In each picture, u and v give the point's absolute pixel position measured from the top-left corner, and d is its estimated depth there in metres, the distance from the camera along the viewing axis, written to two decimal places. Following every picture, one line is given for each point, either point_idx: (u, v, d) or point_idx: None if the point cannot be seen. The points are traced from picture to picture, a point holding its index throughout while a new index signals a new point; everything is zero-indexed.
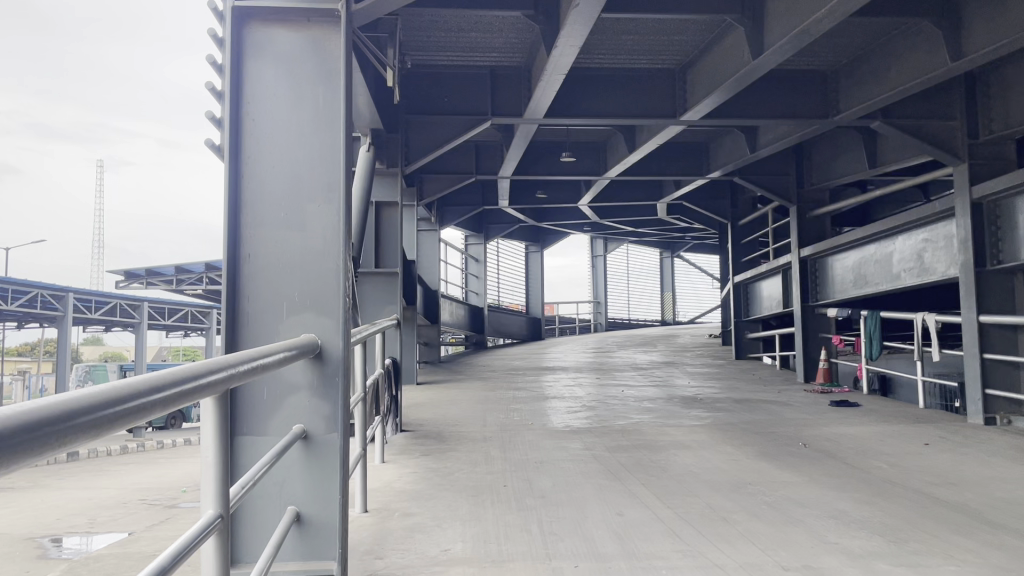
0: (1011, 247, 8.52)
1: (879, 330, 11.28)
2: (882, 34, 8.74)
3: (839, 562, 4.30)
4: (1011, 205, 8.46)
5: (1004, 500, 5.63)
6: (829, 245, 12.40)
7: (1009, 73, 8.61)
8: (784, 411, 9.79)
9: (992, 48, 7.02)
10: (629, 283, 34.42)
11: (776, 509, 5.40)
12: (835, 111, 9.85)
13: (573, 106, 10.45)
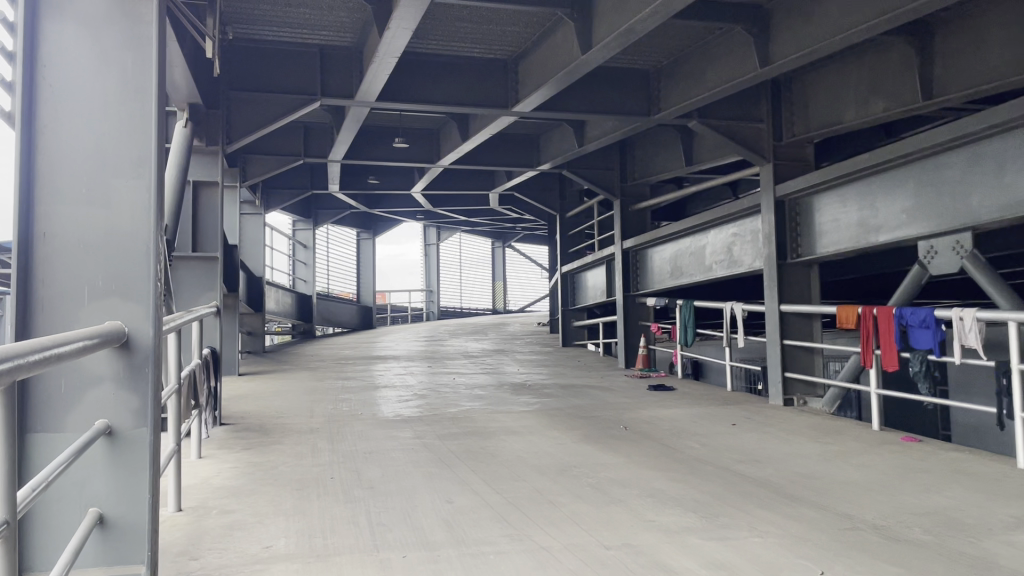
0: (808, 241, 9.36)
1: (694, 318, 11.96)
2: (699, 39, 9.26)
3: (656, 539, 4.51)
4: (809, 204, 9.29)
5: (801, 474, 6.15)
6: (649, 237, 13.00)
7: (807, 82, 9.40)
8: (606, 396, 10.18)
9: (796, 57, 7.59)
10: (461, 273, 34.53)
11: (598, 490, 5.60)
12: (657, 109, 10.34)
13: (406, 91, 10.28)
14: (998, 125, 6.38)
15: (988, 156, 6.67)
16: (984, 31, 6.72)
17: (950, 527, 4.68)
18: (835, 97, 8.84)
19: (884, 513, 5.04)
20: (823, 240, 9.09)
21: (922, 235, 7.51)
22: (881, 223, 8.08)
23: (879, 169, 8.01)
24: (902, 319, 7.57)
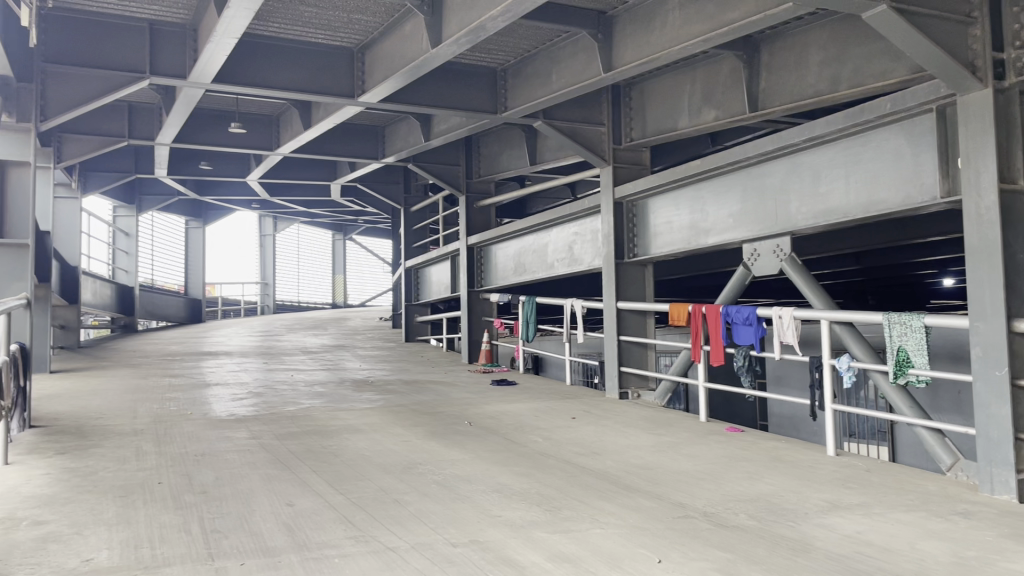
0: (644, 242, 9.79)
1: (535, 314, 12.21)
2: (546, 40, 9.43)
3: (503, 534, 4.54)
4: (645, 206, 9.72)
5: (637, 466, 6.40)
6: (493, 233, 13.13)
7: (643, 89, 9.79)
8: (450, 391, 10.18)
9: (637, 64, 7.90)
10: (298, 265, 33.41)
11: (444, 487, 5.57)
12: (503, 108, 10.44)
13: (246, 74, 9.79)
14: (812, 138, 6.94)
15: (805, 167, 7.22)
16: (805, 50, 7.25)
17: (770, 512, 5.03)
18: (670, 105, 9.27)
19: (713, 501, 5.34)
20: (657, 240, 9.54)
21: (746, 238, 8.04)
22: (710, 226, 8.58)
23: (709, 175, 8.49)
24: (728, 317, 8.07)
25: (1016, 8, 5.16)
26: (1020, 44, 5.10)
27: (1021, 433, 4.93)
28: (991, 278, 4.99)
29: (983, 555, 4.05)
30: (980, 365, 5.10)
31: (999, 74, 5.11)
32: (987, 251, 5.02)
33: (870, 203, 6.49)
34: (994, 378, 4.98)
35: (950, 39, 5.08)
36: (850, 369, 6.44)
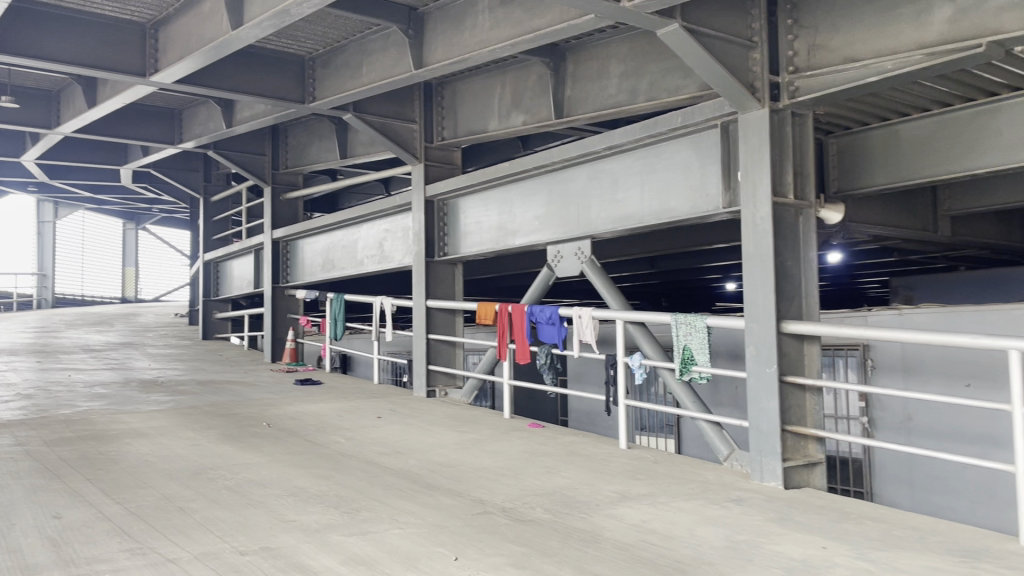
0: (454, 241, 9.86)
1: (344, 312, 11.93)
2: (356, 32, 9.23)
3: (296, 539, 4.37)
4: (456, 205, 9.80)
5: (440, 464, 6.41)
6: (301, 228, 12.70)
7: (455, 88, 9.81)
8: (249, 391, 9.72)
9: (447, 63, 7.92)
10: (83, 256, 30.68)
11: (235, 493, 5.29)
12: (311, 98, 10.11)
13: (19, 42, 8.82)
14: (612, 147, 7.27)
15: (605, 174, 7.54)
16: (608, 60, 7.56)
17: (566, 505, 5.19)
18: (480, 107, 9.38)
19: (511, 496, 5.44)
20: (466, 240, 9.64)
21: (550, 241, 8.30)
22: (517, 227, 8.76)
23: (517, 178, 8.68)
24: (532, 316, 8.26)
25: (790, 36, 5.63)
26: (792, 70, 5.57)
27: (786, 424, 5.41)
28: (764, 282, 5.43)
29: (753, 538, 4.40)
30: (753, 363, 5.53)
31: (774, 96, 5.57)
32: (761, 258, 5.46)
33: (663, 211, 6.88)
34: (764, 375, 5.42)
35: (733, 60, 5.45)
36: (642, 366, 6.79)
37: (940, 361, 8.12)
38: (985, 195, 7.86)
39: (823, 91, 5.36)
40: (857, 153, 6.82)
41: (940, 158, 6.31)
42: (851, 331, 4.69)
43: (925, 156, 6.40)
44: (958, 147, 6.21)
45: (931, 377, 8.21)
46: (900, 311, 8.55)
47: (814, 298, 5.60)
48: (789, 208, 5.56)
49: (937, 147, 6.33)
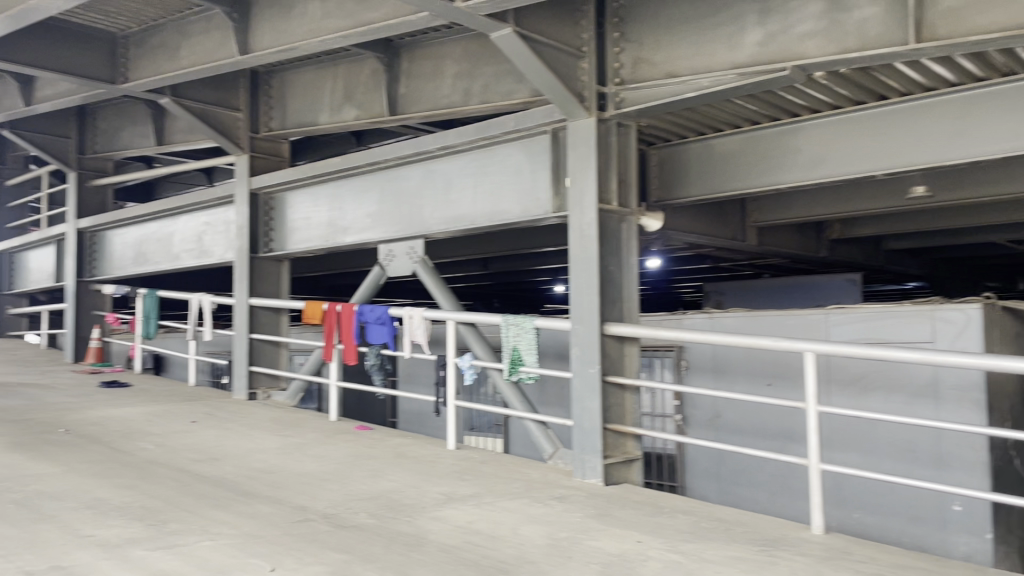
0: (280, 236, 9.48)
1: (158, 309, 11.16)
2: (176, 11, 8.66)
3: (92, 557, 4.01)
4: (283, 200, 9.43)
5: (259, 470, 6.12)
6: (110, 218, 11.78)
7: (284, 78, 9.43)
8: (45, 395, 8.88)
9: (274, 51, 7.60)
10: None
11: (23, 507, 4.79)
12: (124, 79, 9.39)
13: None
14: (446, 147, 7.25)
15: (438, 174, 7.51)
16: (442, 60, 7.52)
17: (390, 509, 5.10)
18: (311, 99, 9.07)
19: (334, 502, 5.27)
20: (293, 236, 9.30)
21: (380, 239, 8.16)
22: (347, 224, 8.55)
23: (348, 173, 8.47)
24: (361, 316, 8.08)
25: (616, 49, 5.81)
26: (618, 81, 5.76)
27: (607, 423, 5.58)
28: (590, 285, 5.59)
29: (574, 535, 4.50)
30: (577, 363, 5.68)
31: (602, 106, 5.75)
32: (587, 262, 5.62)
33: (494, 213, 6.94)
34: (587, 375, 5.58)
35: (563, 68, 5.56)
36: (471, 367, 6.81)
37: (745, 362, 8.72)
38: (786, 208, 8.52)
39: (646, 104, 5.59)
40: (675, 164, 7.19)
41: (748, 172, 6.76)
42: (668, 334, 4.91)
43: (735, 170, 6.84)
44: (761, 163, 6.69)
45: (737, 377, 8.80)
46: (712, 314, 9.10)
47: (634, 301, 5.83)
48: (613, 215, 5.76)
49: (745, 162, 6.78)
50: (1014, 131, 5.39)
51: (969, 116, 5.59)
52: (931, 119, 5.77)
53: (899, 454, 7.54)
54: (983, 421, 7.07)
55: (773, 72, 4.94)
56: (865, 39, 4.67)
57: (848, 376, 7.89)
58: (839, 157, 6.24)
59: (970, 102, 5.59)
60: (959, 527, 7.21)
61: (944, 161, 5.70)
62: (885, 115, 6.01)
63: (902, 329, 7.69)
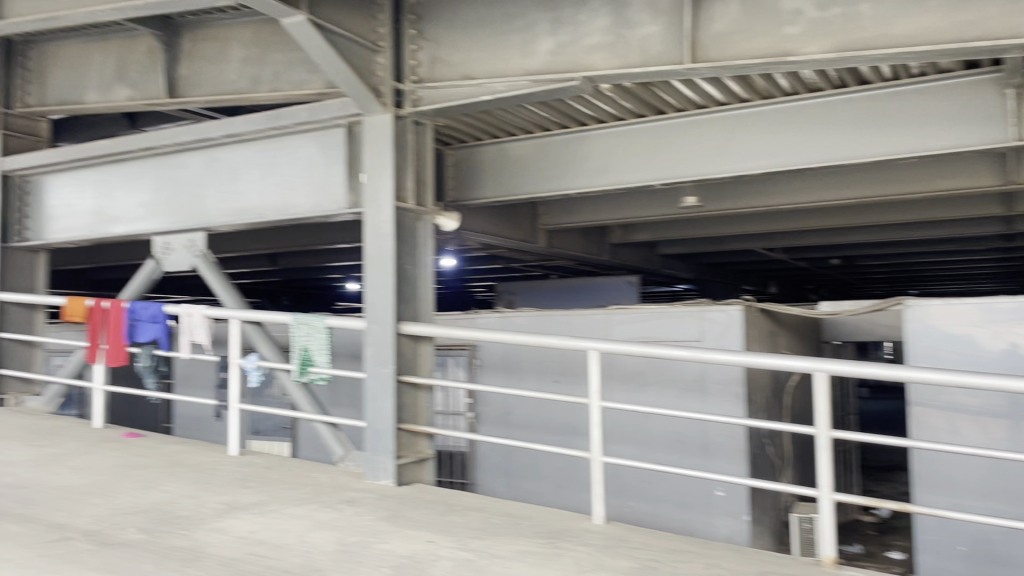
0: (36, 225, 8.52)
1: None
2: None
3: None
4: (40, 184, 8.47)
5: (6, 485, 5.43)
6: None
7: (43, 49, 8.47)
8: None
9: (31, 18, 6.81)
10: None
11: None
12: None
13: None
14: (232, 135, 6.86)
15: (223, 164, 7.07)
16: (227, 44, 7.08)
17: (164, 522, 4.71)
18: (76, 74, 8.22)
19: (96, 518, 4.78)
20: (52, 225, 8.39)
21: (157, 231, 7.57)
22: (116, 214, 7.84)
23: (120, 159, 7.77)
24: (132, 314, 7.43)
25: (413, 46, 5.76)
26: (415, 79, 5.71)
27: (400, 423, 5.50)
28: (384, 284, 5.48)
29: (364, 539, 4.40)
30: (371, 363, 5.55)
31: (398, 102, 5.68)
32: (381, 260, 5.52)
33: (284, 206, 6.66)
34: (380, 375, 5.46)
35: (359, 61, 5.43)
36: (258, 369, 6.49)
37: (534, 360, 9.02)
38: (574, 212, 8.90)
39: (442, 103, 5.58)
40: (468, 166, 7.30)
41: (539, 176, 6.97)
42: (462, 333, 4.92)
43: (528, 173, 7.03)
44: (553, 168, 6.92)
45: (526, 375, 9.06)
46: (503, 314, 9.30)
47: (428, 300, 5.79)
48: (409, 213, 5.69)
49: (537, 166, 6.99)
50: (772, 149, 5.98)
51: (735, 134, 6.13)
52: (703, 135, 6.25)
53: (671, 445, 8.13)
54: (741, 412, 7.78)
55: (564, 81, 5.13)
56: (648, 55, 4.97)
57: (627, 372, 8.39)
58: (623, 166, 6.61)
59: (737, 121, 6.13)
60: (719, 510, 7.89)
61: (714, 174, 6.21)
62: (663, 128, 6.43)
63: (674, 328, 8.28)
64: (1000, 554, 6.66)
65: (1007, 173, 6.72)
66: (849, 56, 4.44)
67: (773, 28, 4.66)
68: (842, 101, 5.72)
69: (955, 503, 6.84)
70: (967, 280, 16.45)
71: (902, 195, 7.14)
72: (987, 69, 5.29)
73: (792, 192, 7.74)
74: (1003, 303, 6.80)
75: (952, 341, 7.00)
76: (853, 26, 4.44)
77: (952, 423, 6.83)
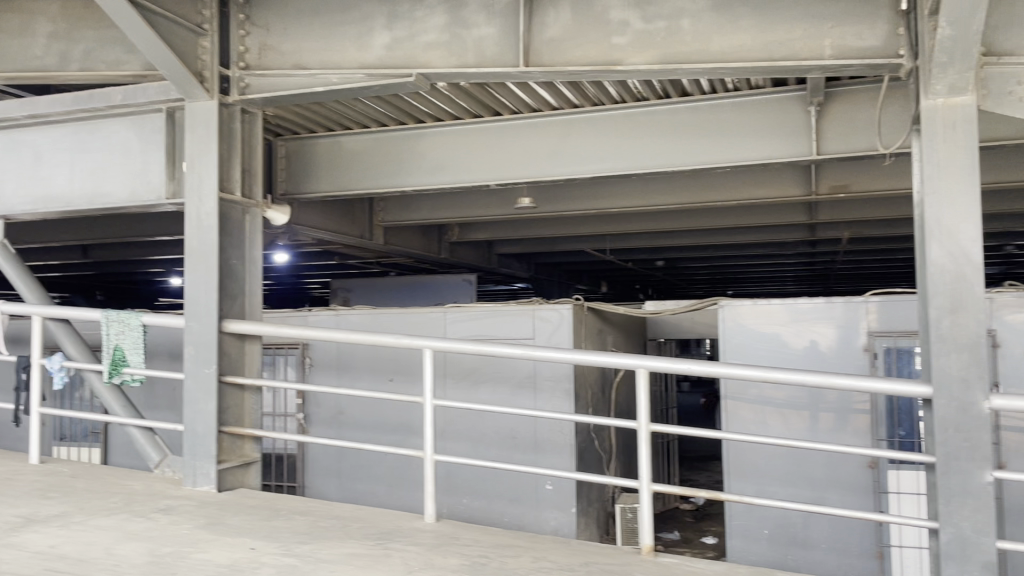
0: None
1: None
2: None
3: None
4: None
5: None
6: None
7: None
8: None
9: None
10: None
11: None
12: None
13: None
14: (35, 115, 6.27)
15: (25, 146, 6.46)
16: (30, 18, 6.25)
17: None
18: None
19: None
20: None
21: None
22: None
23: None
24: None
25: (241, 32, 5.51)
26: (243, 66, 5.46)
27: (223, 426, 5.20)
28: (206, 280, 5.18)
29: (180, 550, 4.14)
30: (190, 363, 5.20)
31: (224, 89, 5.40)
32: (204, 255, 5.22)
33: (96, 195, 6.18)
34: (203, 376, 5.13)
35: (181, 43, 5.11)
36: (62, 371, 5.96)
37: (368, 359, 8.90)
38: (411, 210, 8.84)
39: (272, 93, 5.37)
40: (301, 159, 7.08)
41: (375, 171, 6.87)
42: (291, 331, 4.70)
43: (363, 169, 6.90)
44: (389, 164, 6.84)
45: (360, 374, 8.94)
46: (337, 312, 9.10)
47: (257, 298, 5.55)
48: (236, 205, 5.42)
49: (373, 162, 6.88)
50: (601, 154, 6.20)
51: (567, 137, 6.31)
52: (537, 137, 6.38)
53: (503, 441, 8.26)
54: (570, 407, 8.02)
55: (401, 76, 5.08)
56: (483, 56, 5.00)
57: (462, 370, 8.45)
58: (459, 164, 6.63)
59: (569, 125, 6.31)
60: (548, 504, 8.11)
61: (547, 175, 6.36)
62: (499, 129, 6.51)
63: (508, 327, 8.41)
64: (798, 535, 7.26)
65: (809, 185, 7.40)
66: (672, 69, 4.67)
67: (603, 37, 4.83)
68: (665, 111, 6.03)
69: (761, 489, 7.38)
70: (777, 282, 17.85)
71: (719, 201, 7.62)
72: (792, 88, 5.75)
73: (621, 196, 8.06)
74: (805, 304, 7.41)
75: (761, 338, 7.54)
76: (676, 41, 4.68)
77: (760, 415, 7.36)
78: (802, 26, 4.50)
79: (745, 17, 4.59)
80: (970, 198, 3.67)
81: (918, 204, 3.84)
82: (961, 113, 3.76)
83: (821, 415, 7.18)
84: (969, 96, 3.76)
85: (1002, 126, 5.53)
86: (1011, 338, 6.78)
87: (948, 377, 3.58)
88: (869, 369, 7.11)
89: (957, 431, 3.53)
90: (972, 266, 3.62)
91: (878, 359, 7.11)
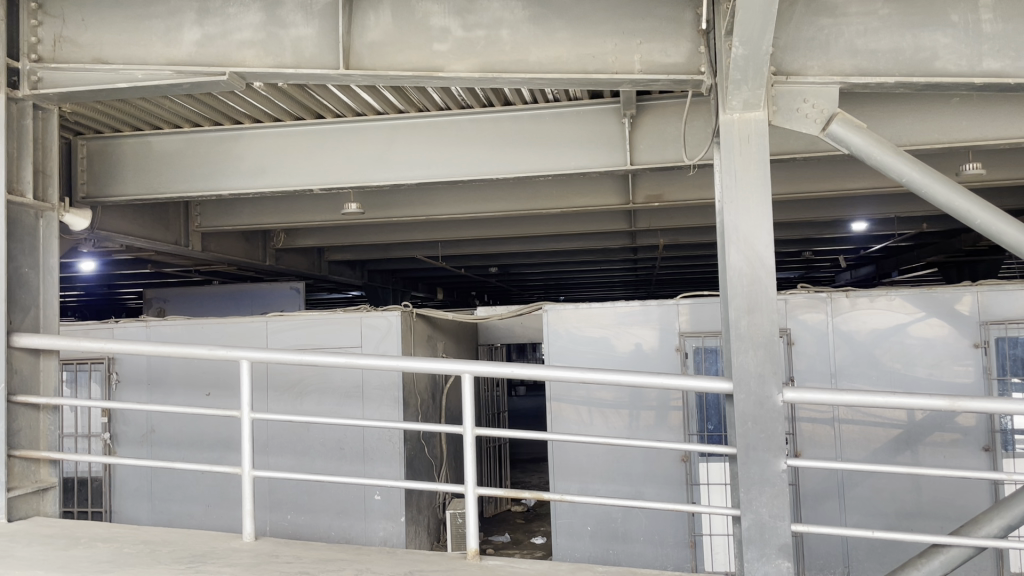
0: None
1: None
2: None
3: None
4: None
5: None
6: None
7: None
8: None
9: None
10: None
11: None
12: None
13: None
14: None
15: None
16: None
17: None
18: None
19: None
20: None
21: None
22: None
23: None
24: None
25: (33, 21, 5.08)
26: (35, 58, 5.02)
27: (12, 450, 4.69)
28: None
29: None
30: None
31: (13, 83, 4.95)
32: None
33: None
34: None
35: None
36: None
37: (181, 373, 8.50)
38: (232, 214, 8.48)
39: (68, 88, 4.97)
40: (105, 160, 6.59)
41: (190, 174, 6.54)
42: (91, 344, 4.16)
43: (176, 171, 6.56)
44: (205, 165, 6.51)
45: (173, 389, 8.52)
46: (147, 323, 8.59)
47: (53, 310, 5.07)
48: (28, 209, 4.99)
49: (185, 163, 6.53)
50: (429, 161, 6.22)
51: (394, 141, 6.26)
52: (364, 141, 6.30)
53: (329, 453, 8.08)
54: (397, 415, 7.97)
55: (213, 74, 4.84)
56: (301, 57, 4.86)
57: (284, 381, 8.19)
58: (281, 168, 6.41)
59: (395, 129, 6.26)
60: (377, 514, 8.01)
61: (374, 180, 6.26)
62: (323, 132, 6.37)
63: (335, 336, 8.23)
64: (619, 529, 7.56)
65: (627, 193, 7.69)
66: (492, 77, 4.73)
67: (424, 43, 4.82)
68: (490, 119, 6.13)
69: (584, 487, 7.63)
70: (603, 287, 18.56)
71: (545, 208, 7.82)
72: (607, 100, 6.00)
73: (450, 203, 8.10)
74: (625, 308, 7.73)
75: (587, 341, 7.80)
76: (495, 49, 4.76)
77: (583, 416, 7.61)
78: (615, 40, 4.69)
79: (561, 30, 4.71)
80: (763, 207, 3.93)
81: (718, 210, 4.07)
82: (754, 127, 4.04)
83: (640, 414, 7.53)
84: (761, 111, 4.05)
85: (793, 140, 6.02)
86: (803, 335, 7.38)
87: (746, 373, 3.80)
88: (680, 367, 7.54)
89: (754, 423, 3.75)
90: (765, 269, 3.87)
91: (688, 357, 7.54)
